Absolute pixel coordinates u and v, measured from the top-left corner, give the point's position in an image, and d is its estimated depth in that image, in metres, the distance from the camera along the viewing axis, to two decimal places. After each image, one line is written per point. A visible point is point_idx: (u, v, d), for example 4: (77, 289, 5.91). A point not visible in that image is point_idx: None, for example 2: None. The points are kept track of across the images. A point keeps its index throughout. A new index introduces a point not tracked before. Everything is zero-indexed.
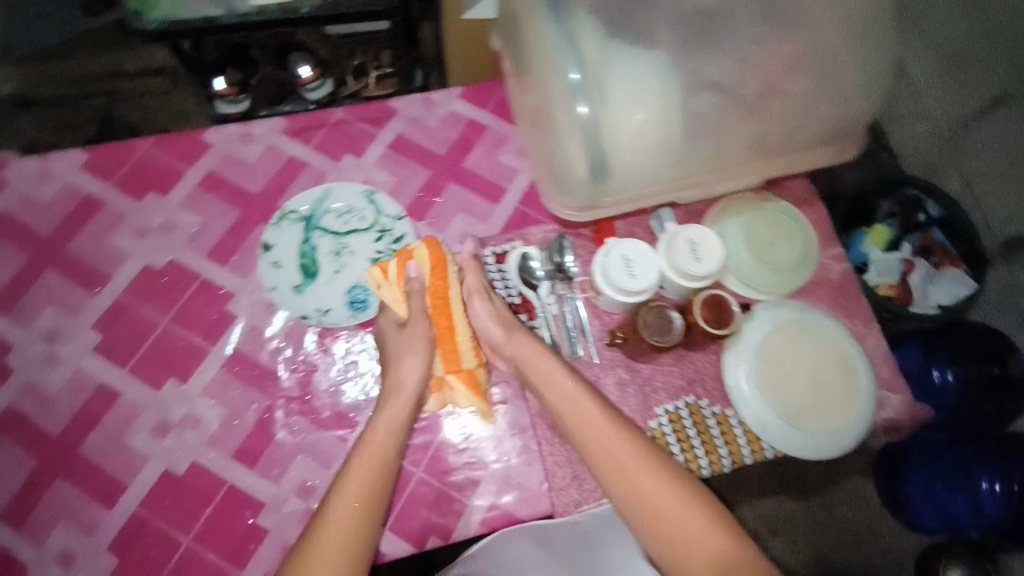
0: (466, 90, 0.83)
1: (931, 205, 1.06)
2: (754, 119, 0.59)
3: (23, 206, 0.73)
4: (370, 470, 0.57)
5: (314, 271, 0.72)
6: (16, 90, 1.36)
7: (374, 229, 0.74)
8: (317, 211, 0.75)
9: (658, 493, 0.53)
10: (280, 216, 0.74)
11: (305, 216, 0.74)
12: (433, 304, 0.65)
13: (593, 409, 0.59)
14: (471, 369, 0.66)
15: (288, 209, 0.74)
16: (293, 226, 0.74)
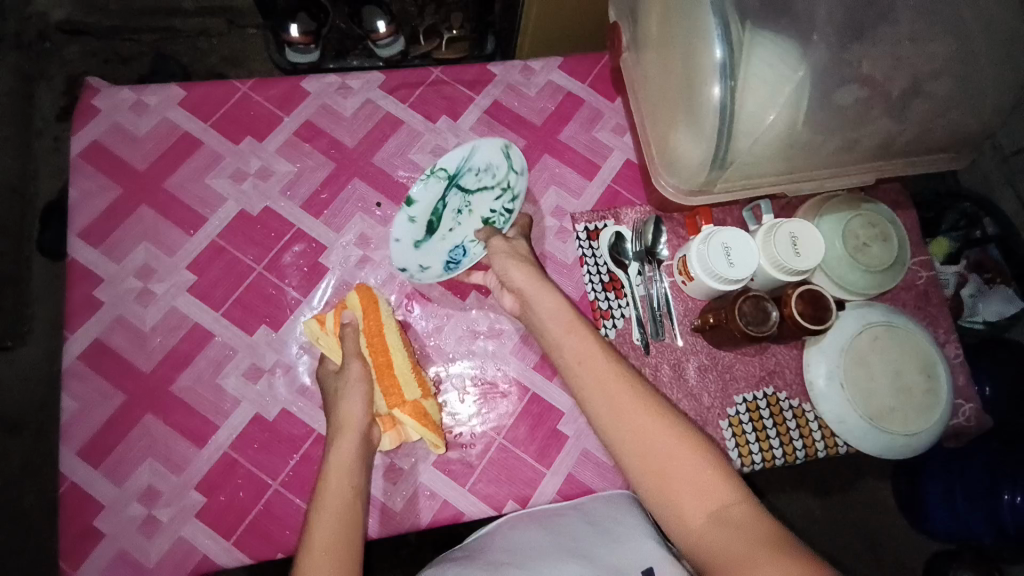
0: (565, 62, 0.81)
1: (990, 224, 1.09)
2: (890, 117, 0.58)
3: (118, 138, 0.72)
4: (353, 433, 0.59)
5: (435, 229, 0.67)
6: (69, 16, 1.28)
7: (499, 189, 0.70)
8: (463, 167, 0.65)
9: (680, 465, 0.50)
10: (429, 171, 0.63)
11: (451, 173, 0.64)
12: (370, 345, 0.63)
13: (609, 373, 0.56)
14: (416, 401, 0.62)
15: (437, 164, 0.63)
16: (440, 184, 0.63)
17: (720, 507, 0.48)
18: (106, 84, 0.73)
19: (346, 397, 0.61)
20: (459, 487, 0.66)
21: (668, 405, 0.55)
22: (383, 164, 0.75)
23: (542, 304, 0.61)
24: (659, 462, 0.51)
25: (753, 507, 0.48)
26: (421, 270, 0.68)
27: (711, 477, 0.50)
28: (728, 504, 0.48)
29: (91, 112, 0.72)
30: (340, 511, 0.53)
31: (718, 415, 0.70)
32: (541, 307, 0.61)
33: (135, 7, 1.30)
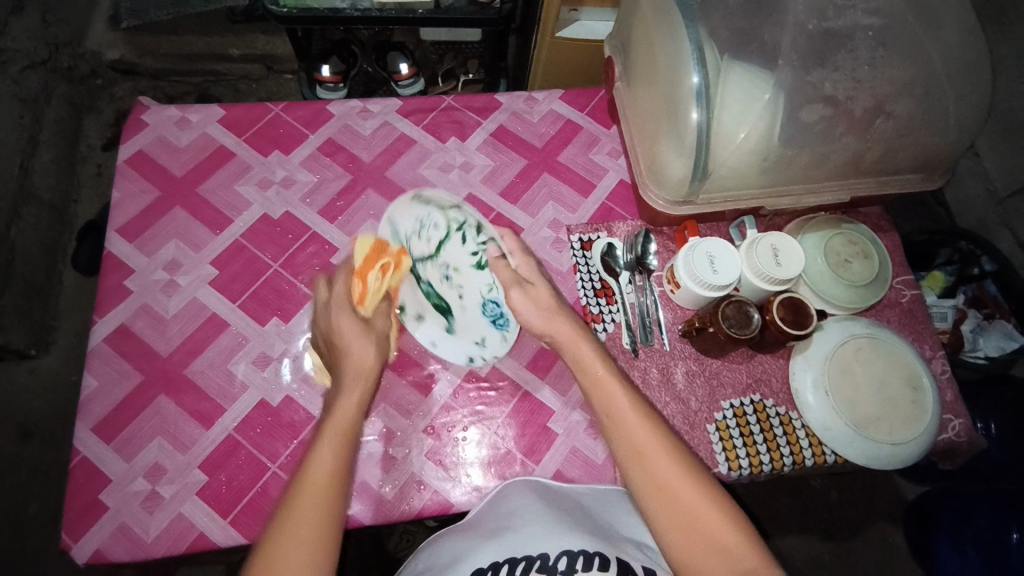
0: (566, 94, 0.89)
1: (986, 260, 1.03)
2: (855, 135, 0.64)
3: (160, 149, 0.80)
4: (336, 431, 0.58)
5: (445, 305, 0.75)
6: (122, 56, 1.41)
7: (453, 230, 0.76)
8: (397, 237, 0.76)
9: (711, 523, 0.54)
10: (386, 255, 0.75)
11: (398, 245, 0.76)
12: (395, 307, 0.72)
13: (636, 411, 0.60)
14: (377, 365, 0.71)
15: (386, 244, 0.76)
16: (401, 271, 0.74)
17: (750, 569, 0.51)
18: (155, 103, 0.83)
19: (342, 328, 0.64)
20: (450, 478, 0.68)
21: (690, 454, 0.59)
22: (395, 178, 0.82)
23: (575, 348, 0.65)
24: (688, 516, 0.54)
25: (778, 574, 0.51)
26: (481, 347, 0.74)
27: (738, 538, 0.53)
28: (755, 568, 0.51)
29: (140, 125, 0.81)
30: (310, 511, 0.53)
31: (706, 419, 0.72)
32: (527, 307, 0.67)
33: (184, 51, 1.43)
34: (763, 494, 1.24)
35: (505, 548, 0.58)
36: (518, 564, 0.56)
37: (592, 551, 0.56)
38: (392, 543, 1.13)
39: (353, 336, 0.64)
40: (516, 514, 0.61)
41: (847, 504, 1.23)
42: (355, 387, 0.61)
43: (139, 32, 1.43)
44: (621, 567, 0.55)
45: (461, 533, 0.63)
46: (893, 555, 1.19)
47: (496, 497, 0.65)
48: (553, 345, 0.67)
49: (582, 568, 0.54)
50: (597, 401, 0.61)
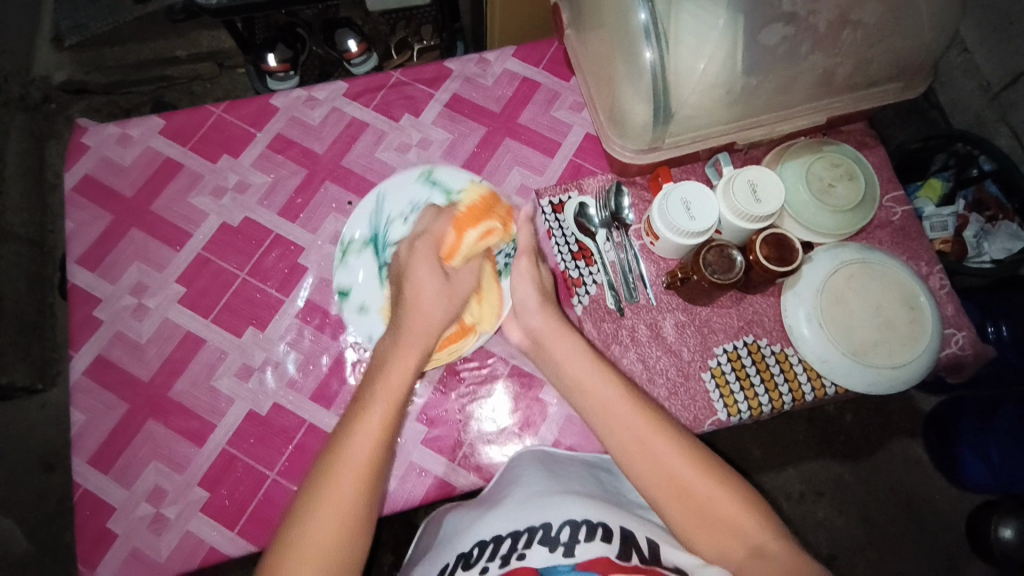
0: (519, 49, 0.84)
1: (985, 160, 0.96)
2: (821, 52, 0.60)
3: (106, 170, 0.77)
4: (370, 426, 0.54)
5: None
6: (71, 77, 1.34)
7: None
8: (379, 227, 0.73)
9: (716, 501, 0.53)
10: (344, 249, 0.72)
11: (367, 239, 0.73)
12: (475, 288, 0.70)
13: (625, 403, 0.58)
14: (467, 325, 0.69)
15: (346, 239, 0.73)
16: (361, 252, 0.72)
17: (761, 543, 0.50)
18: (93, 122, 0.79)
19: (420, 274, 0.63)
20: (449, 462, 0.68)
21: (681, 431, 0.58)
22: (352, 165, 0.78)
23: (558, 350, 0.63)
24: (690, 497, 0.53)
25: (790, 547, 0.50)
26: None
27: (747, 514, 0.52)
28: (764, 542, 0.50)
29: (80, 149, 0.78)
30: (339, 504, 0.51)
31: (700, 368, 0.71)
32: (527, 282, 0.67)
33: (129, 61, 1.37)
34: (777, 425, 1.24)
35: (509, 520, 0.56)
36: (521, 536, 0.54)
37: (595, 522, 0.53)
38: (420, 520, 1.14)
39: (426, 296, 0.62)
40: (520, 483, 0.61)
41: (865, 424, 1.22)
42: (387, 383, 0.57)
43: (83, 48, 1.35)
44: (626, 540, 0.52)
45: (469, 508, 0.62)
46: (913, 467, 1.20)
47: (505, 471, 0.65)
48: (537, 345, 0.65)
49: (585, 539, 0.52)
50: (581, 399, 0.61)
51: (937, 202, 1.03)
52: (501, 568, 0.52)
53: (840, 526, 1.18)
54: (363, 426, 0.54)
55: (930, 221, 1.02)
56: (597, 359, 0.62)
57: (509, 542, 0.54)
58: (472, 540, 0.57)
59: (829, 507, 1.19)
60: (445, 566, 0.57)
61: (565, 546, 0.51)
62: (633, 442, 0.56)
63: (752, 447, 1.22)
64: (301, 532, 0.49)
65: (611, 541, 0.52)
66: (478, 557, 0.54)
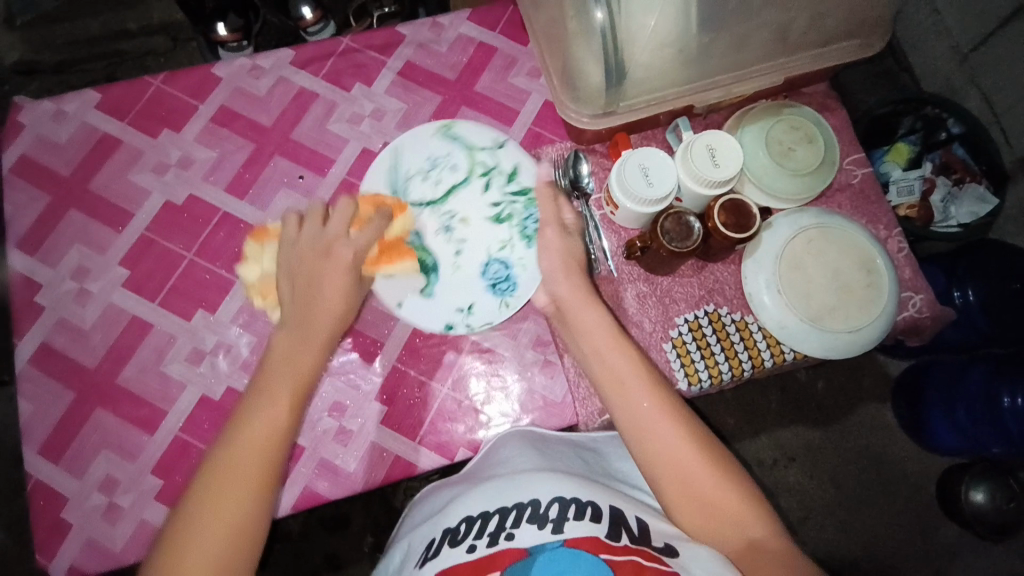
0: (474, 13, 0.81)
1: (952, 123, 0.97)
2: (773, 7, 0.60)
3: (39, 147, 0.73)
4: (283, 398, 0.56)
5: (434, 264, 0.69)
6: (21, 57, 1.27)
7: (475, 175, 0.72)
8: (400, 187, 0.71)
9: (712, 488, 0.52)
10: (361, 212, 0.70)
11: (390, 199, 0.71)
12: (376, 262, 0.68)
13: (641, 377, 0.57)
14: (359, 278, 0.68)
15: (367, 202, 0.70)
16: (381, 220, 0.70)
17: (757, 536, 0.50)
18: (24, 98, 0.75)
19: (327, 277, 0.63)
20: (409, 440, 0.67)
21: (689, 414, 0.56)
22: (302, 139, 0.75)
23: (580, 321, 0.61)
24: (691, 484, 0.52)
25: (784, 543, 0.50)
26: (467, 314, 0.69)
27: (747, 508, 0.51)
28: (761, 536, 0.50)
29: (11, 127, 0.74)
30: (228, 491, 0.50)
31: (661, 339, 0.70)
32: (554, 251, 0.65)
33: (80, 37, 1.29)
34: (751, 393, 1.25)
35: (494, 498, 0.55)
36: (509, 513, 0.53)
37: (584, 501, 0.53)
38: (398, 501, 1.12)
39: (332, 287, 0.63)
40: (508, 464, 0.59)
41: (835, 390, 1.24)
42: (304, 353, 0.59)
43: (33, 26, 1.27)
44: (614, 519, 0.52)
45: (452, 487, 0.62)
46: (882, 430, 1.22)
47: (485, 454, 0.64)
48: (558, 308, 0.64)
49: (574, 518, 0.51)
50: (598, 371, 0.58)
51: (903, 166, 1.01)
52: (490, 546, 0.50)
53: (811, 490, 1.21)
54: (274, 393, 0.56)
55: (896, 187, 1.00)
56: (618, 335, 0.60)
57: (498, 520, 0.52)
58: (457, 518, 0.55)
59: (801, 471, 1.21)
60: (430, 541, 0.55)
61: (555, 524, 0.50)
62: (644, 421, 0.54)
63: (727, 418, 1.23)
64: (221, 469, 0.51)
65: (601, 520, 0.51)
66: (465, 534, 0.53)
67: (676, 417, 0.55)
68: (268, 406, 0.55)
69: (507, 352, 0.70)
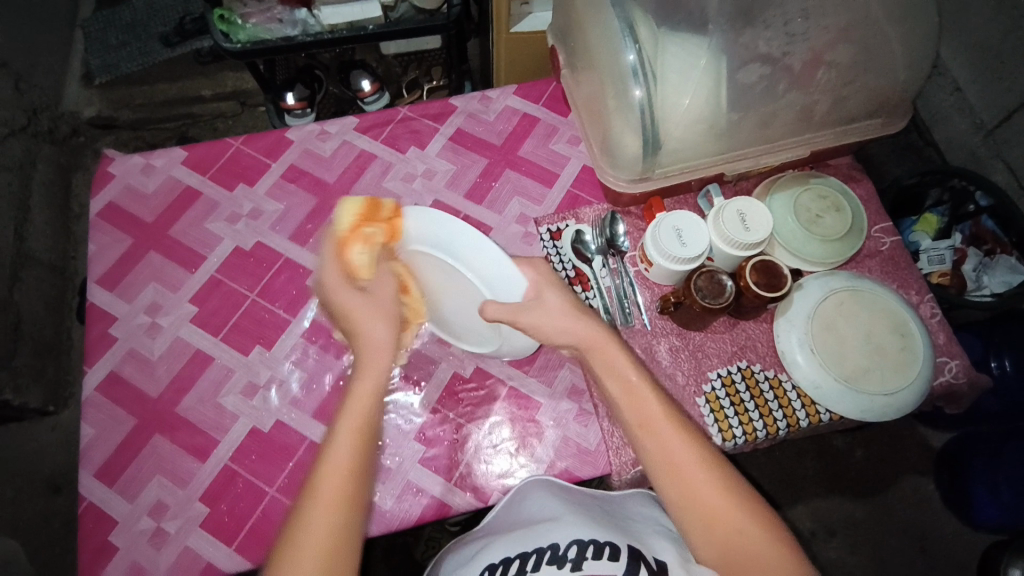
0: (520, 87, 0.89)
1: (980, 196, 0.98)
2: (800, 89, 0.65)
3: (129, 195, 0.82)
4: (349, 433, 0.52)
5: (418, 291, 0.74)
6: (99, 112, 1.40)
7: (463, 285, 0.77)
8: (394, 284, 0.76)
9: (744, 534, 0.51)
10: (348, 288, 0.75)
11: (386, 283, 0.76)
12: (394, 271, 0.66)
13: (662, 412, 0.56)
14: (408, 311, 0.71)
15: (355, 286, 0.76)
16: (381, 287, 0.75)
17: None
18: (119, 153, 0.85)
19: (373, 328, 0.59)
20: (445, 481, 0.69)
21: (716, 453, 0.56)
22: (360, 195, 0.83)
23: (599, 355, 0.60)
24: (716, 524, 0.52)
25: None
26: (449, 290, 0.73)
27: (782, 559, 0.50)
28: None
29: (107, 177, 0.83)
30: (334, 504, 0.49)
31: (694, 393, 0.72)
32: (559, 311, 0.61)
33: (158, 99, 1.43)
34: (784, 460, 1.22)
35: (514, 545, 0.55)
36: (529, 557, 0.53)
37: (603, 540, 0.53)
38: (419, 553, 1.11)
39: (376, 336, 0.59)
40: (531, 514, 0.60)
41: (874, 460, 1.20)
42: (362, 386, 0.56)
43: (112, 86, 1.42)
44: (633, 554, 0.51)
45: (472, 542, 0.62)
46: (925, 505, 1.16)
47: (505, 506, 0.64)
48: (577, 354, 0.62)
49: (594, 557, 0.51)
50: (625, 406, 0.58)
51: (933, 235, 1.04)
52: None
53: (853, 568, 1.14)
54: (346, 425, 0.53)
55: (927, 256, 1.04)
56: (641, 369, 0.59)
57: (518, 564, 0.53)
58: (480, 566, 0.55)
59: (841, 547, 1.15)
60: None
61: (574, 564, 0.50)
62: (666, 456, 0.54)
63: (759, 485, 1.19)
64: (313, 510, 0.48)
65: (619, 557, 0.51)
66: None
67: (697, 451, 0.55)
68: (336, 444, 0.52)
69: (543, 400, 0.72)
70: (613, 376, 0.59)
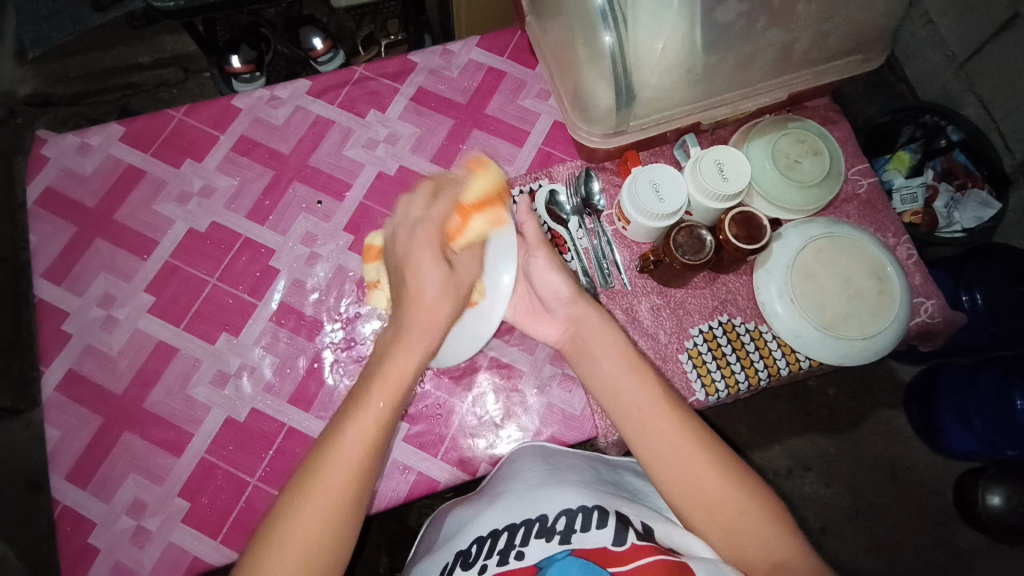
0: (482, 40, 0.84)
1: (952, 130, 0.98)
2: (778, 27, 0.61)
3: (65, 178, 0.76)
4: (366, 425, 0.49)
5: None
6: (36, 89, 1.28)
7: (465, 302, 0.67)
8: None
9: (729, 502, 0.51)
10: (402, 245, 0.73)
11: None
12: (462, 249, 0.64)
13: (654, 407, 0.55)
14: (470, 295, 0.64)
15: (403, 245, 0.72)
16: None
17: (783, 560, 0.48)
18: (50, 133, 0.77)
19: (421, 266, 0.55)
20: (431, 456, 0.68)
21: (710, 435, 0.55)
22: (320, 164, 0.78)
23: (598, 350, 0.60)
24: (712, 506, 0.51)
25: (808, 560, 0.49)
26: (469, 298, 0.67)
27: (770, 528, 0.50)
28: (787, 559, 0.48)
29: (39, 160, 0.76)
30: (327, 505, 0.46)
31: (677, 350, 0.71)
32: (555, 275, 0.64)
33: (94, 70, 1.31)
34: (764, 403, 1.25)
35: (504, 515, 0.56)
36: (518, 530, 0.53)
37: (592, 509, 0.53)
38: (413, 519, 1.12)
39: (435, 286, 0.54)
40: (517, 481, 0.60)
41: (850, 397, 1.24)
42: (398, 361, 0.52)
43: (47, 60, 1.29)
44: (621, 521, 0.52)
45: (465, 508, 0.62)
46: (896, 436, 1.22)
47: (497, 468, 0.65)
48: (578, 341, 0.62)
49: (582, 529, 0.51)
50: (614, 400, 0.57)
51: (905, 174, 1.03)
52: (500, 564, 0.50)
53: (830, 499, 1.20)
54: (377, 394, 0.50)
55: (899, 195, 1.02)
56: (634, 360, 0.59)
57: (507, 537, 0.53)
58: (468, 539, 0.56)
59: (818, 481, 1.20)
60: (445, 564, 0.56)
61: (563, 536, 0.50)
62: (657, 447, 0.54)
63: (739, 429, 1.23)
64: (295, 530, 0.45)
65: (607, 525, 0.51)
66: (476, 555, 0.53)
67: (693, 439, 0.54)
68: (360, 415, 0.49)
69: (525, 368, 0.71)
70: (579, 345, 0.61)
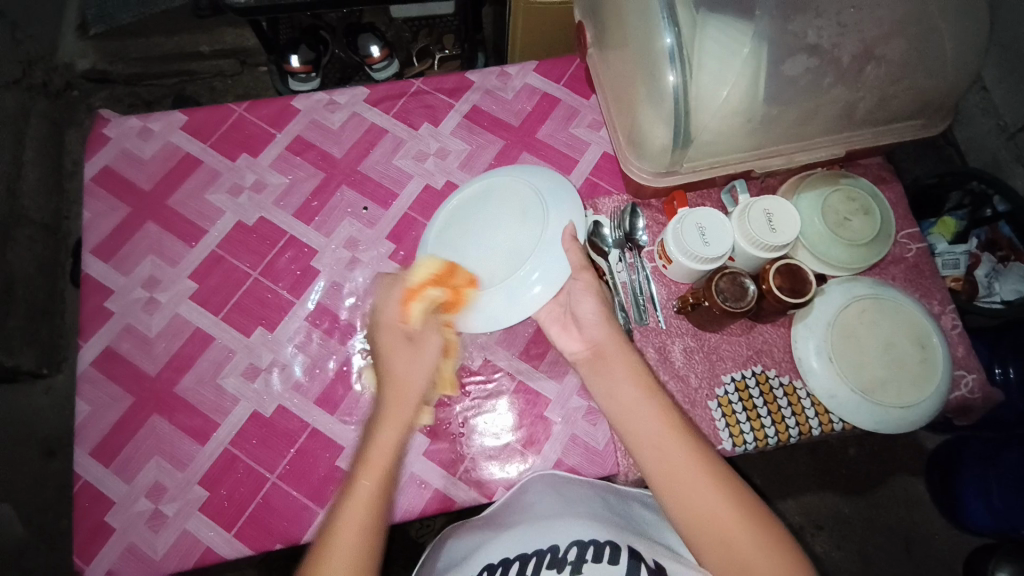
0: (540, 65, 0.85)
1: (999, 201, 0.94)
2: (846, 84, 0.61)
3: (124, 160, 0.78)
4: (390, 427, 0.56)
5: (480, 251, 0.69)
6: (94, 66, 1.31)
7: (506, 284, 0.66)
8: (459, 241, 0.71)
9: (747, 545, 0.49)
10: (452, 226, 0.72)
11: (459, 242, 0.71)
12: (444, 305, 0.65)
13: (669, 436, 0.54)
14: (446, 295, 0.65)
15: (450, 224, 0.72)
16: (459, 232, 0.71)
17: None
18: (115, 115, 0.80)
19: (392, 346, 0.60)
20: (449, 474, 0.67)
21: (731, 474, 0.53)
22: (369, 171, 0.79)
23: (618, 375, 0.59)
24: (730, 549, 0.50)
25: None
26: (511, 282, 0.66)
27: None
28: None
29: (102, 140, 0.79)
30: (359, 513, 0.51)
31: (706, 396, 0.70)
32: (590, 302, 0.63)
33: (154, 54, 1.34)
34: (779, 455, 1.22)
35: (515, 542, 0.57)
36: (529, 559, 0.54)
37: (603, 541, 0.54)
38: (414, 530, 1.11)
39: (403, 365, 0.59)
40: (530, 509, 0.60)
41: (869, 459, 1.21)
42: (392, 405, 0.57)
43: (107, 38, 1.32)
44: (632, 555, 0.53)
45: (475, 533, 0.62)
46: (913, 503, 1.18)
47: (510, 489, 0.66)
48: (597, 360, 0.61)
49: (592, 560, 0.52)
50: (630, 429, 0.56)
51: (950, 240, 1.00)
52: None
53: (839, 562, 1.16)
54: (386, 425, 0.56)
55: (942, 259, 0.99)
56: (653, 386, 0.58)
57: (518, 566, 0.54)
58: (478, 567, 0.56)
59: (829, 540, 1.17)
60: None
61: (573, 568, 0.52)
62: (674, 481, 0.52)
63: (752, 477, 1.20)
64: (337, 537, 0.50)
65: (618, 560, 0.52)
66: None
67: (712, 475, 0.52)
68: (378, 435, 0.56)
69: (554, 397, 0.71)
70: (603, 368, 0.60)
